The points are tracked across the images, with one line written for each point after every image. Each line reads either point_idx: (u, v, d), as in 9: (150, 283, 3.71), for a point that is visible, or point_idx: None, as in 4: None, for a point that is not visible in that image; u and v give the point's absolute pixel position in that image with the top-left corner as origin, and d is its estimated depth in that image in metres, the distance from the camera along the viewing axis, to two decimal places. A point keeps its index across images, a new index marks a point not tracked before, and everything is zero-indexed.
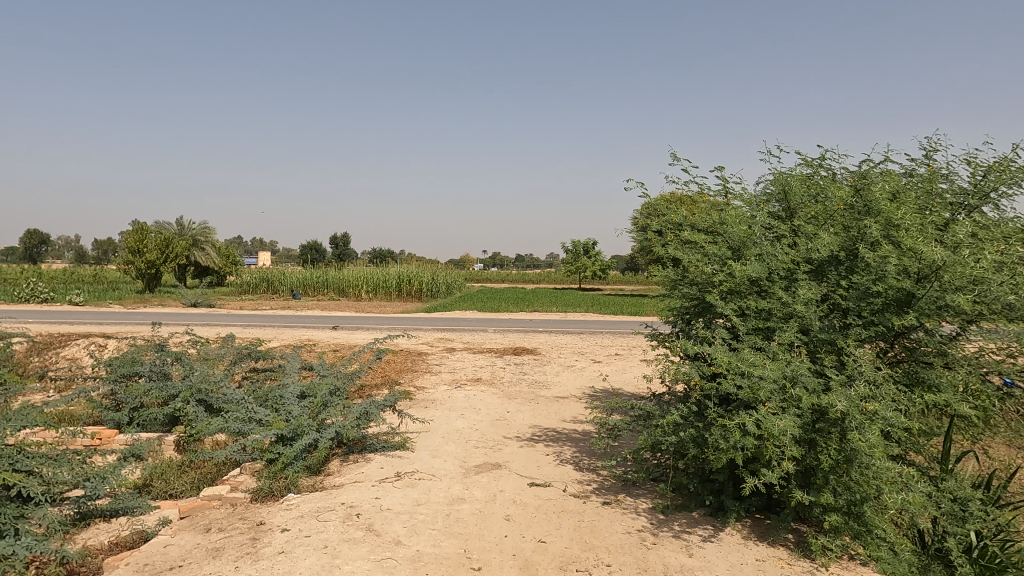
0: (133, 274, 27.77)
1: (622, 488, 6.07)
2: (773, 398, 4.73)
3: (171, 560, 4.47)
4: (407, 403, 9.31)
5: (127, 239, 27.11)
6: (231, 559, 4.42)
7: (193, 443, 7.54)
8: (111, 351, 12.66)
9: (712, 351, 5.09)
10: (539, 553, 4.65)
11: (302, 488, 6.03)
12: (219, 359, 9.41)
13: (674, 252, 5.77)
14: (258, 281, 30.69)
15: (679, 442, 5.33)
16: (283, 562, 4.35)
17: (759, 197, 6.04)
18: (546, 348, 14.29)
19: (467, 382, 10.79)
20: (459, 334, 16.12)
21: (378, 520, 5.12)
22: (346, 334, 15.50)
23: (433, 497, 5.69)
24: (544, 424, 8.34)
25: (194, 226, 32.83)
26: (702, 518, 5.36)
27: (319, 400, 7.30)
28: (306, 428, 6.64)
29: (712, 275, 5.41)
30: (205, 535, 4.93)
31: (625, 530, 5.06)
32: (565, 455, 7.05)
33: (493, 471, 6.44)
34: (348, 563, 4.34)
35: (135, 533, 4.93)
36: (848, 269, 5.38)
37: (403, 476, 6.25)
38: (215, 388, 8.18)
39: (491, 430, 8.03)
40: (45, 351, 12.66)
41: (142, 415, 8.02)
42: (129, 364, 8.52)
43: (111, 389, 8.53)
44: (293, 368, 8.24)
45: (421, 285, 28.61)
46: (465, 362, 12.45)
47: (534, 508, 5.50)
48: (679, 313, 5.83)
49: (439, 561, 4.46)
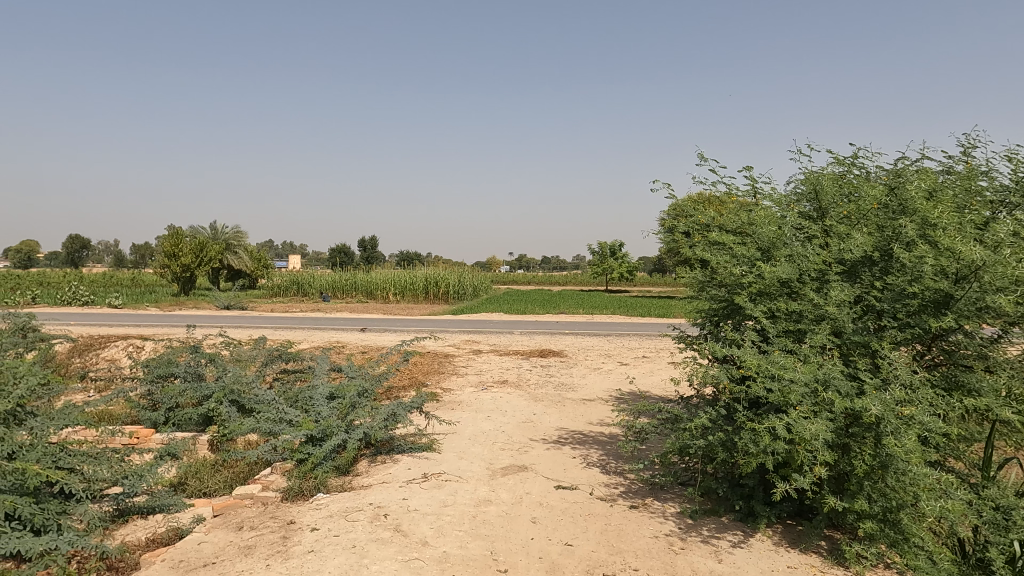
0: (169, 278, 28.56)
1: (649, 491, 6.01)
2: (805, 402, 4.63)
3: (205, 557, 4.58)
4: (434, 404, 9.37)
5: (163, 243, 27.94)
6: (262, 557, 4.51)
7: (225, 442, 7.70)
8: (148, 352, 13.01)
9: (740, 354, 5.04)
10: (565, 556, 4.64)
11: (331, 488, 6.14)
12: (251, 360, 9.59)
13: (701, 253, 5.75)
14: (288, 284, 31.35)
15: (707, 446, 5.26)
16: (312, 562, 4.41)
17: (790, 197, 5.97)
18: (572, 350, 14.20)
19: (493, 384, 10.82)
20: (485, 336, 16.12)
21: (406, 520, 5.16)
22: (373, 336, 15.63)
23: (460, 499, 5.71)
24: (570, 427, 8.30)
25: (228, 230, 33.78)
26: (731, 523, 5.27)
27: (348, 402, 7.40)
28: (335, 429, 6.77)
29: (741, 276, 5.34)
30: (238, 533, 5.04)
31: (653, 534, 5.01)
32: (591, 458, 7.01)
33: (519, 473, 6.45)
34: (375, 563, 4.38)
35: (170, 530, 5.07)
36: (882, 269, 5.24)
37: (430, 477, 6.29)
38: (247, 389, 8.37)
39: (517, 432, 8.04)
40: (86, 352, 13.09)
41: (178, 415, 8.30)
42: (165, 365, 8.78)
43: (147, 390, 8.79)
44: (322, 369, 8.35)
45: (448, 288, 28.76)
46: (490, 365, 12.40)
47: (561, 511, 5.49)
48: (707, 315, 5.75)
49: (466, 562, 4.48)
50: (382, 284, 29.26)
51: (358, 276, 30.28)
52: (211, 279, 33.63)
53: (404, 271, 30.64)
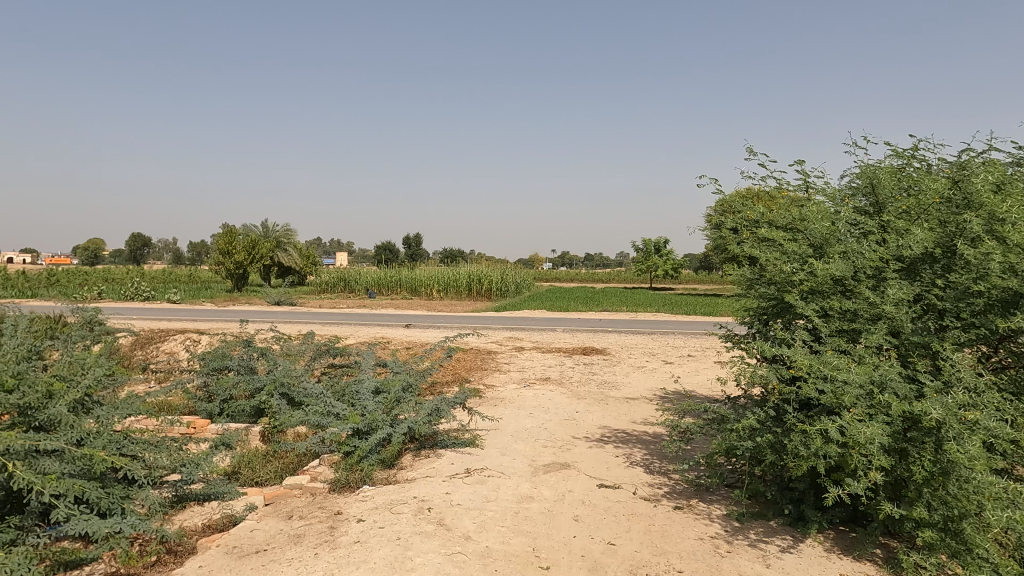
0: (223, 274, 29.67)
1: (694, 493, 5.90)
2: (859, 404, 4.47)
3: (257, 544, 4.74)
4: (476, 400, 9.45)
5: (218, 241, 29.04)
6: (311, 546, 4.64)
7: (276, 434, 7.95)
8: (203, 346, 13.55)
9: (790, 354, 4.89)
10: (608, 555, 4.61)
11: (376, 480, 6.27)
12: (300, 354, 9.87)
13: (749, 250, 5.61)
14: (335, 281, 32.12)
15: (756, 448, 5.13)
16: (358, 552, 4.51)
17: (844, 192, 5.75)
18: (616, 348, 14.06)
19: (536, 380, 10.83)
20: (528, 333, 16.16)
21: (449, 515, 5.23)
22: (418, 332, 15.87)
23: (502, 495, 5.74)
24: (613, 425, 8.23)
25: (278, 228, 34.85)
26: (780, 528, 5.13)
27: (393, 396, 7.53)
28: (380, 423, 6.90)
29: (792, 273, 5.18)
30: (288, 522, 5.20)
31: (698, 536, 4.92)
32: (635, 457, 6.94)
33: (562, 471, 6.43)
34: (419, 555, 4.45)
35: (225, 517, 5.27)
36: (945, 267, 4.99)
37: (473, 472, 6.35)
38: (297, 382, 8.61)
39: (559, 429, 8.02)
40: (147, 345, 13.73)
41: (232, 407, 8.63)
42: (220, 358, 9.13)
43: (204, 381, 9.16)
44: (368, 364, 8.52)
45: (491, 285, 28.97)
46: (533, 362, 12.41)
47: (603, 509, 5.45)
48: (755, 314, 5.60)
49: (508, 558, 4.50)
50: (426, 281, 29.67)
51: (402, 273, 30.79)
52: (263, 276, 34.77)
53: (447, 267, 30.98)
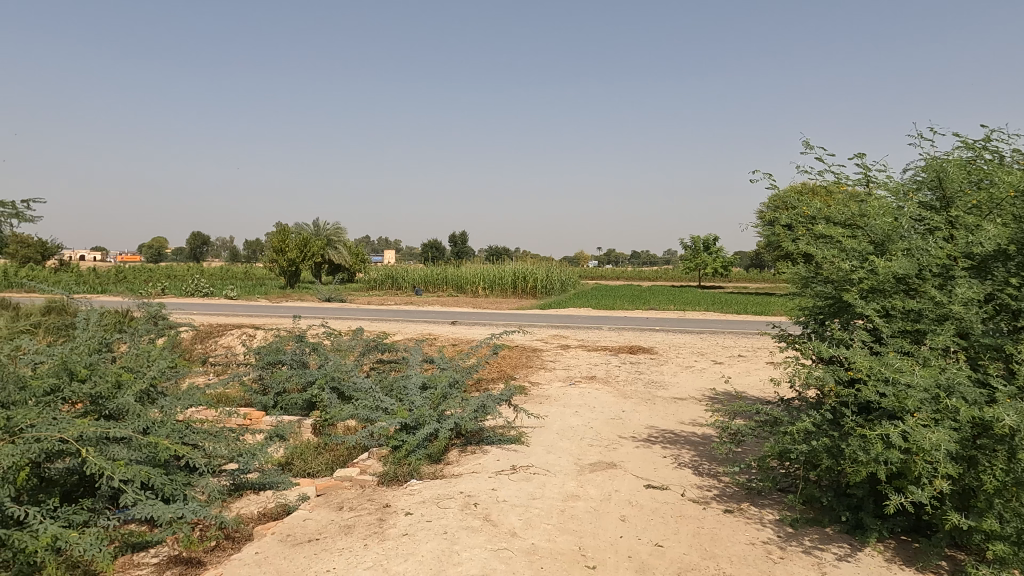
0: (277, 271, 30.67)
1: (745, 496, 5.75)
2: (924, 409, 4.27)
3: (310, 533, 4.88)
4: (522, 398, 9.47)
5: (272, 239, 30.06)
6: (361, 537, 4.75)
7: (327, 427, 8.17)
8: (258, 340, 14.04)
9: (849, 355, 4.71)
10: (655, 557, 4.54)
11: (423, 475, 6.36)
12: (350, 349, 10.11)
13: (805, 247, 5.43)
14: (383, 278, 32.74)
15: (811, 452, 4.96)
16: (406, 545, 4.58)
17: (908, 186, 5.50)
18: (663, 348, 13.84)
19: (581, 379, 10.78)
20: (574, 331, 16.09)
21: (495, 511, 5.26)
22: (463, 328, 16.01)
23: (548, 492, 5.74)
24: (661, 426, 8.11)
25: (329, 227, 35.80)
26: (836, 535, 4.95)
27: (440, 392, 7.62)
28: (427, 418, 7.00)
29: (851, 271, 4.98)
30: (339, 512, 5.33)
31: (749, 541, 4.79)
32: (683, 458, 6.81)
33: (608, 470, 6.38)
34: (466, 550, 4.49)
35: (279, 506, 5.45)
36: (1020, 265, 4.70)
37: (519, 469, 6.36)
38: (347, 377, 8.82)
39: (605, 428, 7.96)
40: (206, 339, 14.34)
41: (285, 399, 8.91)
42: (274, 353, 9.44)
43: (259, 375, 9.49)
44: (415, 360, 8.65)
45: (536, 283, 29.01)
46: (578, 360, 12.34)
47: (651, 510, 5.38)
48: (811, 313, 5.40)
49: (554, 556, 4.49)
50: (472, 278, 29.92)
51: (448, 270, 31.14)
52: (314, 273, 35.77)
53: (493, 265, 31.16)
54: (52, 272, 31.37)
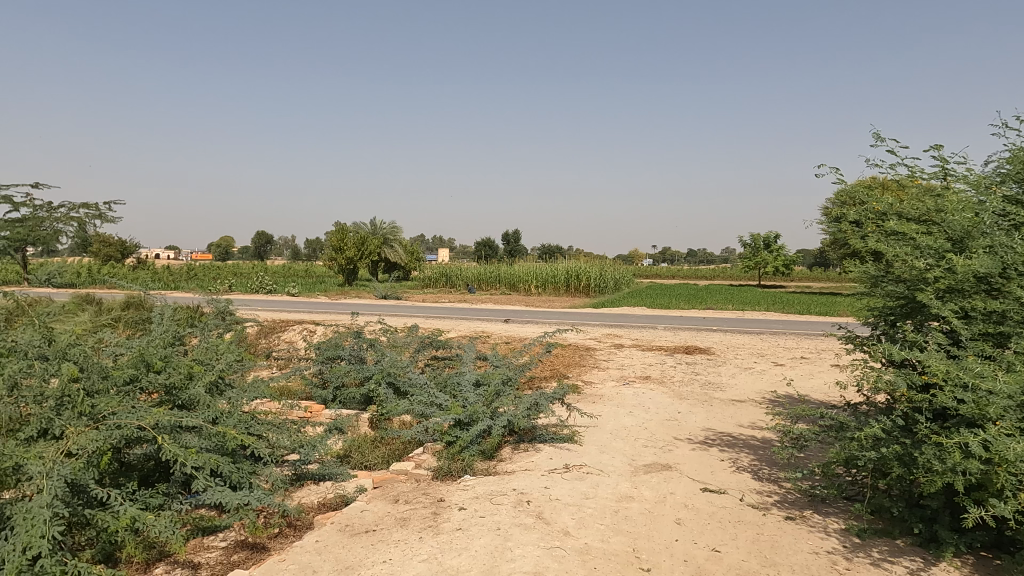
0: (336, 269, 31.61)
1: (808, 503, 5.54)
2: (1007, 417, 3.99)
3: (367, 524, 5.01)
4: (575, 396, 9.42)
5: (331, 238, 31.04)
6: (416, 530, 4.84)
7: (383, 421, 8.36)
8: (319, 336, 14.51)
9: (923, 358, 4.46)
10: (712, 562, 4.43)
11: (477, 470, 6.43)
12: (405, 346, 10.30)
13: (874, 245, 5.17)
14: (437, 276, 33.23)
15: (880, 459, 4.72)
16: (460, 539, 4.64)
17: (990, 179, 5.15)
18: (721, 348, 13.48)
19: (636, 379, 10.63)
20: (628, 330, 15.89)
21: (548, 509, 5.25)
22: (516, 327, 16.07)
23: (602, 492, 5.69)
24: (718, 428, 7.91)
25: (385, 226, 36.64)
26: (908, 548, 4.70)
27: (493, 389, 7.67)
28: (481, 415, 7.05)
29: (925, 270, 4.71)
30: (395, 505, 5.45)
31: (812, 550, 4.61)
32: (741, 462, 6.62)
33: (663, 472, 6.27)
34: (519, 547, 4.51)
35: (338, 497, 5.62)
36: None
37: (572, 468, 6.33)
38: (402, 372, 8.99)
39: (660, 430, 7.82)
40: (270, 334, 14.93)
41: (344, 393, 9.18)
42: (333, 348, 9.74)
43: (319, 369, 9.81)
44: (469, 357, 8.73)
45: (589, 281, 28.82)
46: (633, 360, 12.17)
47: (708, 514, 5.25)
48: (881, 314, 5.15)
49: (608, 556, 4.45)
50: (525, 277, 29.98)
51: (501, 269, 31.31)
52: (372, 271, 36.66)
53: (546, 264, 31.12)
54: (130, 269, 33.39)
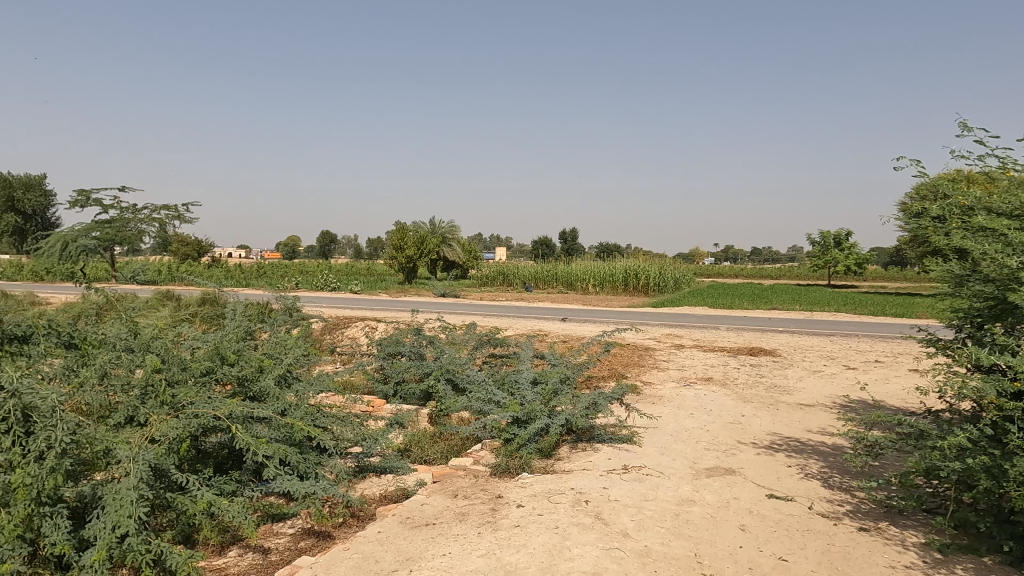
0: (396, 268, 32.34)
1: (883, 515, 5.26)
2: None
3: (427, 517, 5.11)
4: (634, 397, 9.29)
5: (391, 237, 31.82)
6: (474, 525, 4.89)
7: (442, 417, 8.50)
8: (380, 332, 14.88)
9: (1015, 363, 4.15)
10: (779, 571, 4.27)
11: (535, 469, 6.43)
12: (463, 343, 10.43)
13: (959, 242, 4.85)
14: (495, 274, 33.45)
15: (966, 471, 4.42)
16: (518, 536, 4.66)
17: None
18: (788, 350, 12.97)
19: (697, 380, 10.38)
20: (688, 330, 15.53)
21: (607, 509, 5.20)
22: (574, 325, 15.99)
23: (662, 495, 5.58)
24: (785, 433, 7.62)
25: (444, 225, 37.19)
26: (997, 566, 4.38)
27: (551, 388, 7.65)
28: (538, 413, 7.05)
29: (1018, 268, 4.38)
30: (454, 500, 5.53)
31: (887, 564, 4.37)
32: (810, 469, 6.35)
33: (726, 476, 6.09)
34: (577, 546, 4.49)
35: (399, 490, 5.75)
36: None
37: (631, 469, 6.25)
38: (461, 369, 9.10)
39: (723, 433, 7.61)
40: (334, 330, 15.43)
41: (404, 389, 9.37)
42: (393, 344, 9.97)
43: (380, 365, 10.06)
44: (526, 356, 8.74)
45: (648, 280, 28.34)
46: (694, 360, 11.89)
47: (774, 522, 5.06)
48: (966, 316, 4.82)
49: (668, 560, 4.37)
50: (582, 275, 29.78)
51: (559, 267, 31.21)
52: (430, 270, 37.30)
53: (604, 262, 30.80)
54: (206, 267, 35.24)
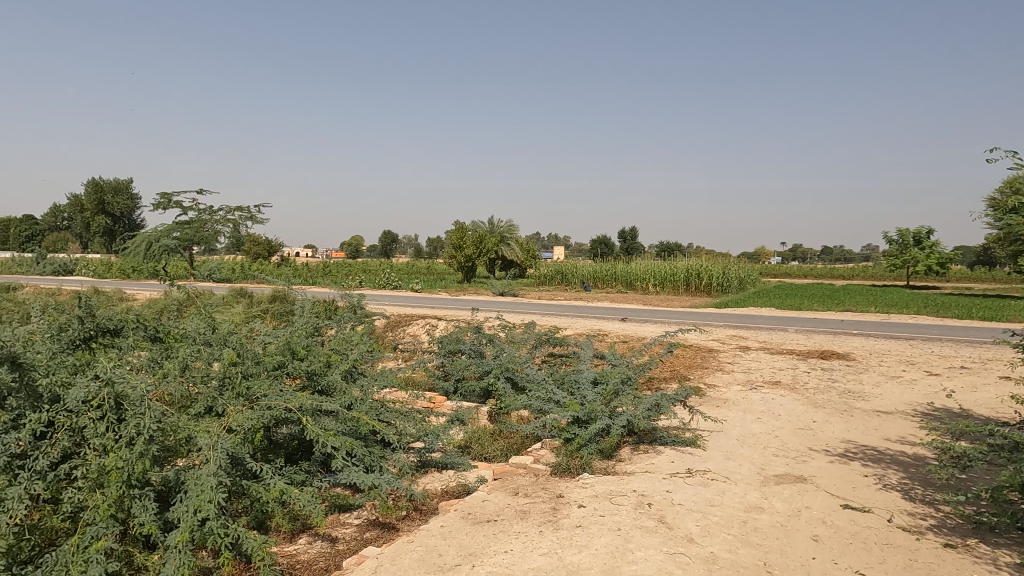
0: (455, 267, 32.80)
1: (972, 531, 4.92)
2: None
3: (489, 513, 5.15)
4: (697, 399, 9.07)
5: (451, 237, 32.31)
6: (536, 523, 4.90)
7: (502, 415, 8.55)
8: (441, 330, 15.13)
9: None
10: None
11: (595, 469, 6.38)
12: (523, 342, 10.46)
13: None
14: (553, 274, 33.39)
15: None
16: (580, 536, 4.63)
17: None
18: (863, 354, 12.34)
19: (764, 384, 10.03)
20: (754, 332, 15.03)
21: (671, 513, 5.10)
22: (634, 325, 15.77)
23: (728, 501, 5.42)
24: (861, 441, 7.25)
25: (502, 225, 37.43)
26: None
27: (612, 388, 7.57)
28: (599, 413, 6.99)
29: None
30: (515, 497, 5.55)
31: None
32: (889, 479, 6.02)
33: (797, 484, 5.86)
34: (641, 550, 4.42)
35: (460, 486, 5.82)
36: None
37: (695, 473, 6.10)
38: (520, 368, 9.13)
39: (793, 439, 7.31)
40: (396, 327, 15.80)
41: (464, 386, 9.49)
42: (454, 342, 10.11)
43: (441, 362, 10.23)
44: (586, 356, 8.68)
45: (711, 280, 27.59)
46: (760, 363, 11.49)
47: (850, 534, 4.83)
48: None
49: (736, 568, 4.24)
50: (642, 275, 29.30)
51: (618, 267, 30.84)
52: (489, 269, 37.63)
53: (665, 262, 30.20)
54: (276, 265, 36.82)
